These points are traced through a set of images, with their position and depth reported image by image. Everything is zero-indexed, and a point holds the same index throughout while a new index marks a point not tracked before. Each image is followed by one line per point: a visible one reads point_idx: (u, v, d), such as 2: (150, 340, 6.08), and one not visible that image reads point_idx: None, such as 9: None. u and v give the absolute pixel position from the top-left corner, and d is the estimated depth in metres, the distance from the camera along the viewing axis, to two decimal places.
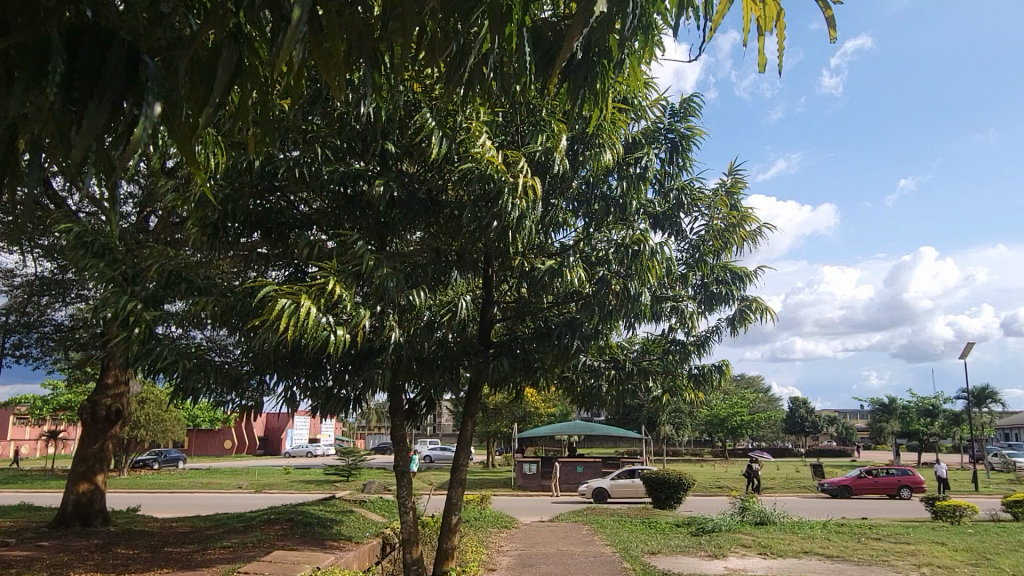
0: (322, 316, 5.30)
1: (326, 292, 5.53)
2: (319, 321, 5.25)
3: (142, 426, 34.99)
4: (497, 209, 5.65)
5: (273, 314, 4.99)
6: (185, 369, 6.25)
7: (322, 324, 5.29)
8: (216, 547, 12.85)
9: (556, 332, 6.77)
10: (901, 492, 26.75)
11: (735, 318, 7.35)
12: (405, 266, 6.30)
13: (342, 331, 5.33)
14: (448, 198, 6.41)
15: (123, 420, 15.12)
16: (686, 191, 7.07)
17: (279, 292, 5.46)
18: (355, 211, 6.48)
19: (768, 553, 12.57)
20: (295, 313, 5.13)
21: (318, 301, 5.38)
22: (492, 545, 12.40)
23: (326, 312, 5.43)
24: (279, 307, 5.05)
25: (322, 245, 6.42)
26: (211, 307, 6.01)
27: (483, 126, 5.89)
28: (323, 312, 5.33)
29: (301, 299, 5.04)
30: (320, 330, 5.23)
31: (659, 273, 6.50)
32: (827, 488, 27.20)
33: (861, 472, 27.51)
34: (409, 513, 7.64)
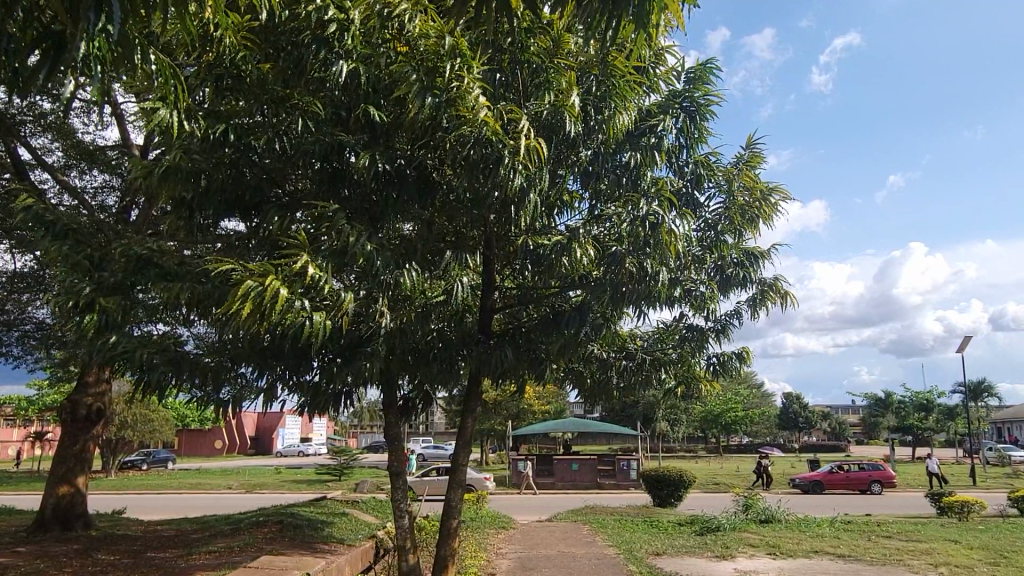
0: (296, 302, 4.78)
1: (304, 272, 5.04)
2: (293, 306, 4.74)
3: (130, 426, 34.29)
4: (497, 177, 5.22)
5: (236, 297, 4.47)
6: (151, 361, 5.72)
7: (296, 310, 4.79)
8: (200, 552, 12.27)
9: (564, 319, 6.34)
10: (871, 487, 26.75)
11: (755, 301, 6.81)
12: (395, 246, 5.77)
13: (320, 318, 4.82)
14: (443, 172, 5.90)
15: (105, 420, 14.52)
16: (703, 165, 6.63)
17: (250, 271, 4.91)
18: (343, 187, 5.95)
19: (777, 553, 12.08)
20: (262, 295, 4.60)
21: (293, 283, 4.88)
22: (490, 548, 11.87)
23: (302, 296, 4.92)
24: (244, 289, 4.52)
25: (305, 225, 5.89)
26: (179, 296, 5.44)
27: (477, 82, 5.27)
28: (296, 296, 4.81)
29: (269, 280, 4.52)
30: (293, 315, 4.73)
31: (674, 252, 6.04)
32: (799, 483, 26.94)
33: (831, 467, 27.38)
34: (406, 517, 7.09)
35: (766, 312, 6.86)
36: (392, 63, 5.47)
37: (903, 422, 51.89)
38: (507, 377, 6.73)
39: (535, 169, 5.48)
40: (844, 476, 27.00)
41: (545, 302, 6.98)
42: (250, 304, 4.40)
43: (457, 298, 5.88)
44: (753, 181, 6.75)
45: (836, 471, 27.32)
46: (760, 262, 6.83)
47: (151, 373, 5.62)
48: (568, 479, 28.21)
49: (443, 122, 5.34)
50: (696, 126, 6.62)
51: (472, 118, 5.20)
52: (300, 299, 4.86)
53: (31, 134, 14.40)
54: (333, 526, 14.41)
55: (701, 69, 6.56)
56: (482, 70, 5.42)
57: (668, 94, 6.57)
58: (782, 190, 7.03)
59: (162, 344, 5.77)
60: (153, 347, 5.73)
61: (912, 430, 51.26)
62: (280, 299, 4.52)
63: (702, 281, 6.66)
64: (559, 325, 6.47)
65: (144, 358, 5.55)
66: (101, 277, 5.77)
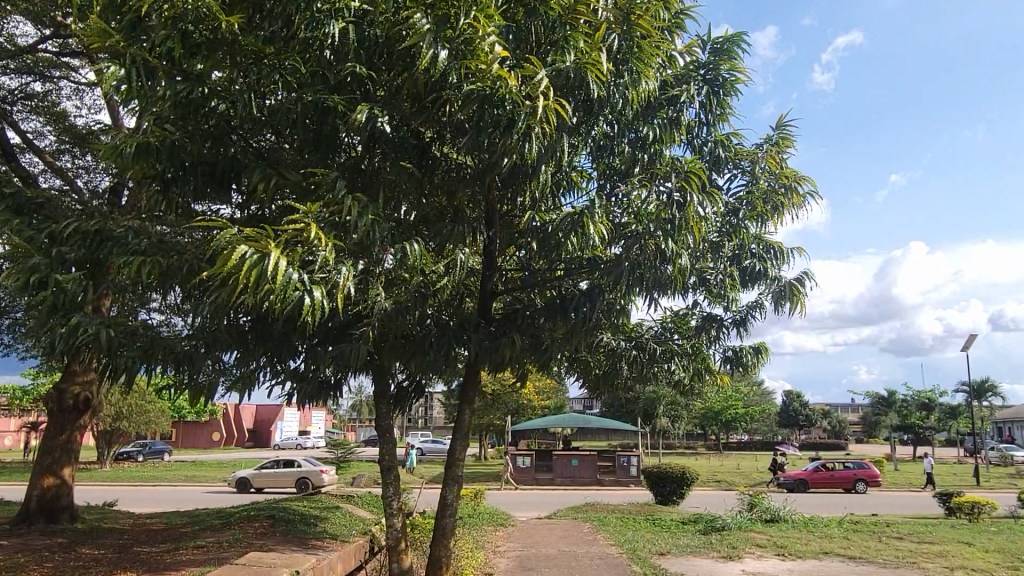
0: (293, 272, 4.19)
1: (299, 239, 4.52)
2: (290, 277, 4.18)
3: (126, 417, 33.78)
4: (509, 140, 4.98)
5: (229, 267, 3.83)
6: (117, 344, 5.19)
7: (295, 282, 4.17)
8: (187, 547, 11.82)
9: (573, 303, 5.95)
10: (856, 487, 26.35)
11: (778, 296, 6.28)
12: (392, 219, 5.35)
13: (320, 293, 4.27)
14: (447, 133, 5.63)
15: (92, 409, 14.04)
16: (724, 146, 6.19)
17: (239, 238, 4.18)
18: (333, 156, 5.55)
19: (786, 554, 11.62)
20: (259, 265, 3.99)
21: (289, 253, 4.33)
22: (488, 546, 11.42)
23: (299, 267, 4.38)
24: (238, 256, 3.90)
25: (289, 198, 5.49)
26: (148, 268, 5.00)
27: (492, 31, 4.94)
28: (294, 266, 4.25)
29: (270, 248, 3.90)
30: (290, 288, 4.15)
31: (697, 232, 5.64)
32: (782, 482, 26.57)
33: (817, 464, 27.03)
34: (397, 516, 6.62)
35: (790, 311, 6.34)
36: (399, 12, 5.04)
37: (905, 420, 51.48)
38: (510, 365, 6.32)
39: (553, 131, 5.21)
40: (825, 476, 26.57)
41: (550, 287, 6.55)
42: (246, 275, 3.79)
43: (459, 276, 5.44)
44: (777, 164, 6.26)
45: (821, 469, 26.96)
46: (780, 257, 6.36)
47: (118, 358, 5.09)
48: (568, 475, 27.79)
49: (452, 79, 5.09)
50: (719, 101, 6.19)
51: (485, 75, 4.96)
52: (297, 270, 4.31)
53: (21, 118, 13.96)
54: (326, 522, 13.94)
55: (729, 40, 6.10)
56: (499, 21, 5.12)
57: (687, 66, 6.18)
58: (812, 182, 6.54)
59: (129, 328, 5.29)
60: (119, 329, 5.21)
61: (913, 429, 50.79)
62: (281, 272, 3.89)
63: (716, 269, 6.28)
64: (567, 310, 6.05)
65: (110, 340, 5.01)
66: (61, 254, 5.30)
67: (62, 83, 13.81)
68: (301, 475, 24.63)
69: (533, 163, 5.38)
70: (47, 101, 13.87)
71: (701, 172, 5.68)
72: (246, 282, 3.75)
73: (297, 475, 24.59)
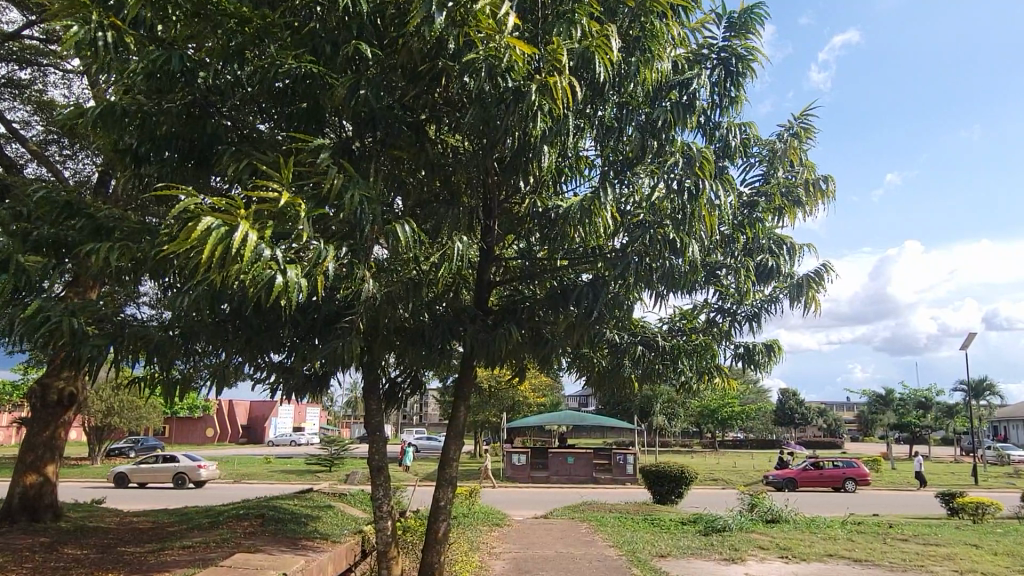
0: (265, 250, 3.81)
1: (274, 215, 4.18)
2: (261, 256, 3.81)
3: (117, 413, 33.29)
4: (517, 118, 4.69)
5: (191, 239, 3.45)
6: (82, 332, 4.81)
7: (265, 261, 3.84)
8: (173, 547, 11.44)
9: (576, 295, 5.55)
10: (844, 485, 26.15)
11: (795, 290, 5.89)
12: (382, 201, 4.99)
13: (294, 274, 3.89)
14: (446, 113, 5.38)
15: (77, 405, 13.59)
16: (738, 133, 5.73)
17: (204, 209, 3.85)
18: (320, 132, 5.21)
19: (789, 556, 11.28)
20: (225, 240, 3.60)
21: (262, 229, 3.95)
22: (483, 548, 11.06)
23: (273, 245, 4.01)
24: (203, 229, 3.52)
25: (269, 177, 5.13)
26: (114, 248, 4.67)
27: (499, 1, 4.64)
28: (266, 243, 3.88)
29: (237, 220, 3.52)
30: (261, 266, 3.77)
31: (710, 223, 5.26)
32: (774, 480, 26.34)
33: (806, 464, 26.76)
34: (387, 519, 6.27)
35: (808, 307, 5.96)
36: None
37: (902, 419, 51.18)
38: (509, 360, 5.98)
39: (560, 108, 4.90)
40: (817, 474, 26.33)
41: (551, 276, 6.21)
42: (209, 247, 3.41)
43: (455, 266, 5.05)
44: (798, 157, 5.96)
45: (811, 467, 26.73)
46: (793, 253, 6.00)
47: (81, 348, 4.71)
48: (564, 472, 27.45)
49: (451, 45, 4.92)
50: (736, 84, 5.73)
51: (488, 49, 4.69)
52: (270, 248, 3.94)
53: (8, 107, 13.47)
54: (317, 521, 13.57)
55: (746, 16, 5.73)
56: None
57: (701, 44, 5.79)
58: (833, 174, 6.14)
59: (96, 314, 4.98)
60: (84, 316, 4.84)
61: (910, 428, 50.62)
62: (249, 244, 3.50)
63: (729, 263, 5.91)
64: (568, 300, 5.69)
65: (71, 327, 4.62)
66: (24, 231, 4.98)
67: (50, 71, 13.35)
68: (178, 470, 24.67)
69: (536, 143, 5.09)
70: (35, 91, 13.39)
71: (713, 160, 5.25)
72: (207, 255, 3.36)
73: (172, 470, 24.63)
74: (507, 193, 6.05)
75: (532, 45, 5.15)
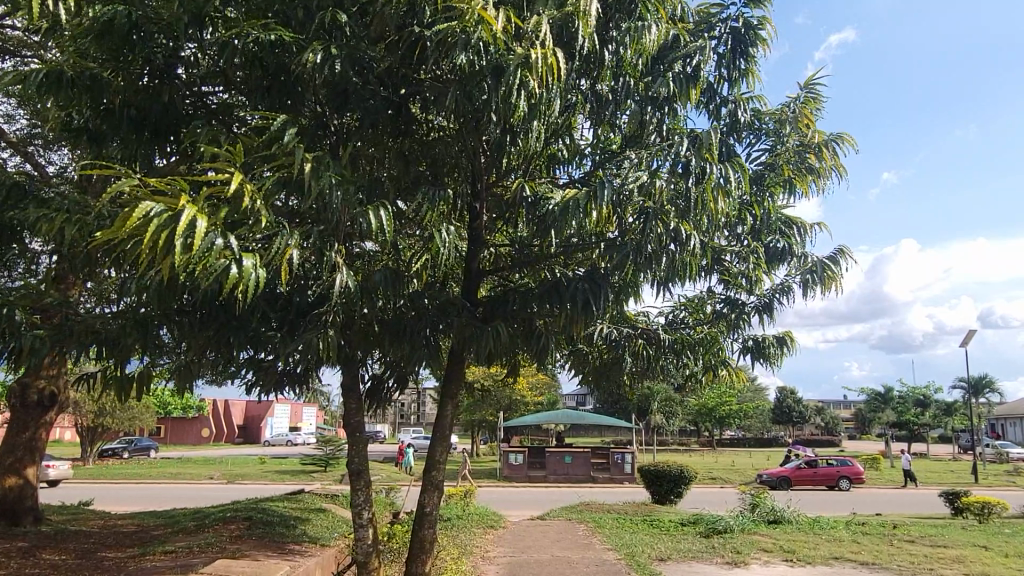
0: (217, 237, 3.48)
1: (227, 200, 3.81)
2: (213, 244, 3.47)
3: (108, 413, 32.77)
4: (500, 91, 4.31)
5: (130, 227, 3.10)
6: (23, 321, 4.48)
7: (218, 251, 3.51)
8: (155, 552, 11.02)
9: (570, 287, 5.14)
10: (840, 484, 25.87)
11: (809, 278, 5.50)
12: (357, 180, 4.62)
13: (250, 263, 3.56)
14: (427, 85, 4.98)
15: (58, 405, 13.14)
16: (747, 109, 5.29)
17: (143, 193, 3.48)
18: (289, 101, 4.83)
19: (794, 560, 10.89)
20: (169, 228, 3.23)
21: (215, 214, 3.61)
22: (476, 552, 10.67)
23: (226, 233, 3.66)
24: (142, 216, 3.17)
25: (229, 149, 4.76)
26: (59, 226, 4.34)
27: None
28: (219, 230, 3.55)
29: (180, 204, 3.18)
30: (213, 255, 3.44)
31: (719, 209, 4.82)
32: (768, 479, 25.94)
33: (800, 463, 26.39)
34: (367, 527, 5.89)
35: (823, 295, 5.57)
36: None
37: (901, 417, 50.78)
38: (499, 356, 5.61)
39: (546, 82, 4.47)
40: (811, 472, 26.03)
41: (546, 262, 5.84)
42: (149, 234, 3.07)
43: (439, 255, 4.65)
44: (812, 123, 5.50)
45: (806, 466, 26.38)
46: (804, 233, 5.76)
47: (23, 339, 4.38)
48: (561, 472, 27.00)
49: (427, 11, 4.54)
50: (743, 54, 5.32)
51: (469, 16, 4.28)
52: (225, 235, 3.60)
53: None
54: (307, 524, 13.15)
55: None
56: None
57: (704, 13, 5.38)
58: (850, 144, 5.74)
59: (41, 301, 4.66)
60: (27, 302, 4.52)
61: (909, 425, 50.28)
62: (198, 233, 3.17)
63: (736, 248, 5.52)
64: (563, 292, 5.26)
65: (13, 316, 4.32)
66: None
67: None
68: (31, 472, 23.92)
69: (524, 119, 4.69)
70: None
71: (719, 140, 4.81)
72: (147, 245, 3.00)
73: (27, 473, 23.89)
74: (496, 168, 5.65)
75: (518, 13, 4.72)
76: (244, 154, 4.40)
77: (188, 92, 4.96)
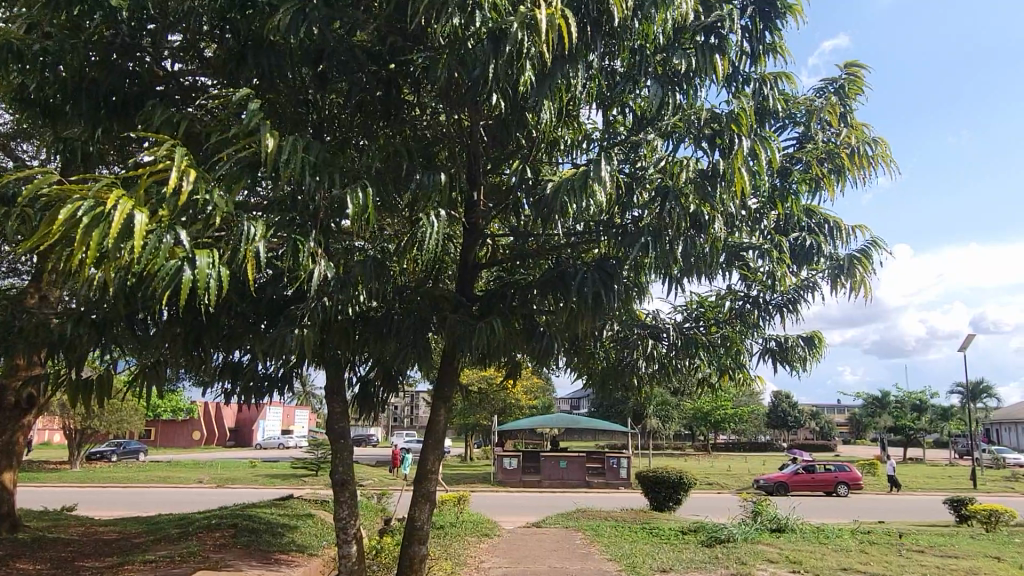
0: (164, 235, 3.01)
1: (176, 187, 3.34)
2: (160, 241, 2.98)
3: (96, 416, 32.09)
4: (502, 55, 3.83)
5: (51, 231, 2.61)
6: None
7: (168, 247, 3.02)
8: (135, 561, 10.48)
9: (576, 279, 4.69)
10: (838, 489, 25.47)
11: (839, 273, 5.08)
12: (337, 162, 4.15)
13: (206, 261, 3.07)
14: (418, 57, 4.52)
15: (36, 407, 12.54)
16: (775, 89, 4.83)
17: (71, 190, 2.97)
18: (265, 68, 4.35)
19: (802, 571, 10.45)
20: (100, 227, 2.74)
21: (160, 206, 3.14)
22: (470, 563, 10.20)
23: (175, 225, 3.18)
24: (66, 215, 2.67)
25: (197, 124, 4.31)
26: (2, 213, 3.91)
27: None
28: (165, 226, 3.08)
29: (110, 199, 2.71)
30: (160, 256, 2.95)
31: (744, 192, 4.35)
32: (764, 484, 25.54)
33: (797, 468, 25.99)
34: (353, 543, 5.45)
35: (853, 292, 5.16)
36: None
37: (897, 422, 50.48)
38: (495, 358, 5.16)
39: (547, 49, 3.99)
40: (808, 478, 25.60)
41: (548, 253, 5.41)
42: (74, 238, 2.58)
43: (427, 245, 4.19)
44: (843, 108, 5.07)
45: (803, 472, 25.96)
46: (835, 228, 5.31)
47: None
48: (556, 476, 26.62)
49: None
50: (769, 28, 4.86)
51: None
52: (174, 230, 3.13)
53: None
54: (295, 533, 12.63)
55: None
56: None
57: None
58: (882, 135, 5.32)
59: None
60: None
61: (904, 430, 50.00)
62: (137, 230, 2.72)
63: (756, 242, 5.12)
64: (568, 285, 4.80)
65: None
66: None
67: None
68: None
69: (527, 89, 4.21)
70: None
71: (750, 114, 4.41)
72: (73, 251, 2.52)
73: None
74: (494, 148, 5.23)
75: None
76: (210, 130, 3.95)
77: (151, 64, 4.51)
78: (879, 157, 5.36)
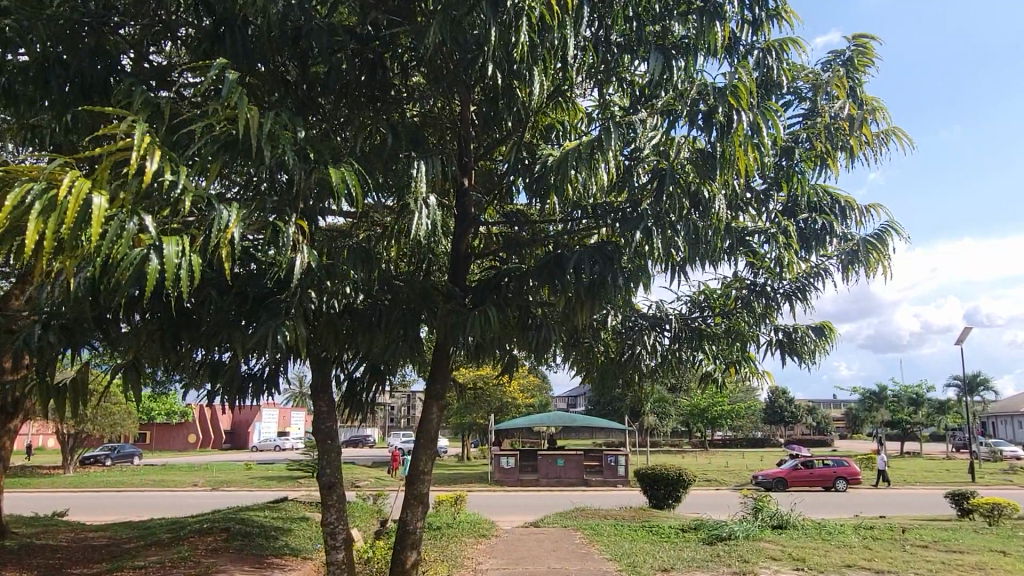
0: (127, 222, 2.81)
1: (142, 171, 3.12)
2: (122, 227, 2.76)
3: (89, 420, 31.78)
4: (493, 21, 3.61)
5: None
6: None
7: (131, 234, 2.80)
8: (124, 567, 10.24)
9: (574, 263, 4.47)
10: (837, 484, 25.28)
11: (850, 259, 4.91)
12: (319, 143, 3.92)
13: (175, 247, 2.86)
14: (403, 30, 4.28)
15: (23, 411, 12.27)
16: (779, 57, 4.58)
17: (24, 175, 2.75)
18: (243, 46, 4.12)
19: (805, 569, 10.23)
20: (56, 211, 2.53)
21: (123, 191, 2.92)
22: (467, 564, 9.98)
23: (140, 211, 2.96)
24: (14, 200, 2.46)
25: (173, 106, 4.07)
26: None
27: None
28: (128, 211, 2.87)
29: (64, 182, 2.50)
30: (123, 243, 2.73)
31: (748, 169, 4.13)
32: (762, 480, 25.35)
33: (795, 463, 25.80)
34: (342, 548, 5.21)
35: (866, 277, 5.03)
36: None
37: (894, 416, 50.39)
38: (490, 351, 4.95)
39: (538, 18, 3.76)
40: (807, 473, 25.42)
41: (544, 242, 5.18)
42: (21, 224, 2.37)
43: (416, 229, 3.97)
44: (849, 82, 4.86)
45: (801, 467, 25.78)
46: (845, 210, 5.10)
47: None
48: (553, 475, 26.38)
49: None
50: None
51: None
52: (138, 216, 2.91)
53: None
54: (288, 536, 12.39)
55: None
56: None
57: None
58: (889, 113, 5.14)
59: None
60: None
61: (902, 424, 49.89)
62: (94, 216, 2.51)
63: (762, 225, 4.91)
64: (566, 271, 4.59)
65: None
66: None
67: None
68: None
69: (519, 60, 3.99)
70: None
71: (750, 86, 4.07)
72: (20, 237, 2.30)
73: None
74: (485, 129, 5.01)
75: None
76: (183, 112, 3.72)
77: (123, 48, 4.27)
78: (887, 136, 5.16)
